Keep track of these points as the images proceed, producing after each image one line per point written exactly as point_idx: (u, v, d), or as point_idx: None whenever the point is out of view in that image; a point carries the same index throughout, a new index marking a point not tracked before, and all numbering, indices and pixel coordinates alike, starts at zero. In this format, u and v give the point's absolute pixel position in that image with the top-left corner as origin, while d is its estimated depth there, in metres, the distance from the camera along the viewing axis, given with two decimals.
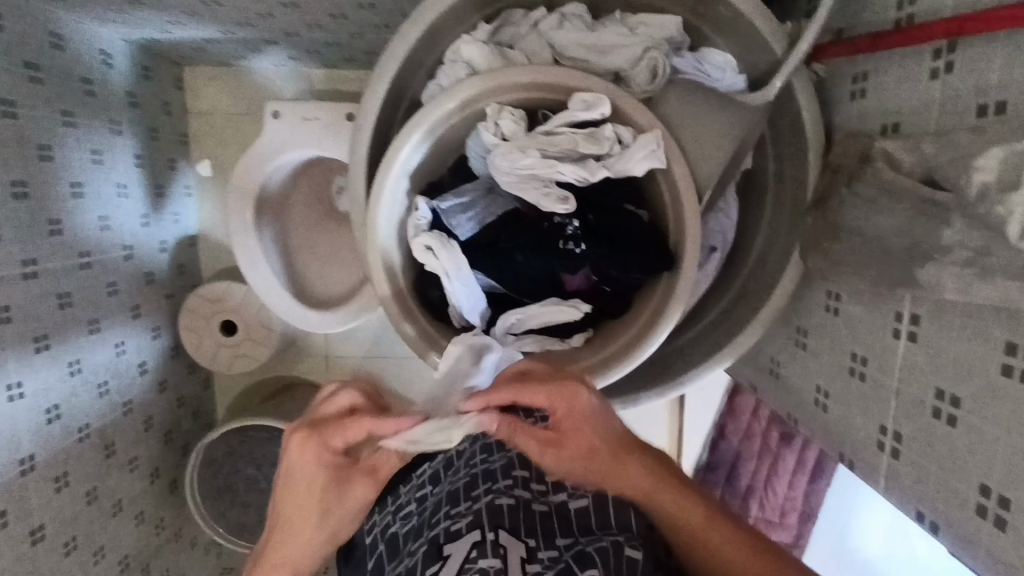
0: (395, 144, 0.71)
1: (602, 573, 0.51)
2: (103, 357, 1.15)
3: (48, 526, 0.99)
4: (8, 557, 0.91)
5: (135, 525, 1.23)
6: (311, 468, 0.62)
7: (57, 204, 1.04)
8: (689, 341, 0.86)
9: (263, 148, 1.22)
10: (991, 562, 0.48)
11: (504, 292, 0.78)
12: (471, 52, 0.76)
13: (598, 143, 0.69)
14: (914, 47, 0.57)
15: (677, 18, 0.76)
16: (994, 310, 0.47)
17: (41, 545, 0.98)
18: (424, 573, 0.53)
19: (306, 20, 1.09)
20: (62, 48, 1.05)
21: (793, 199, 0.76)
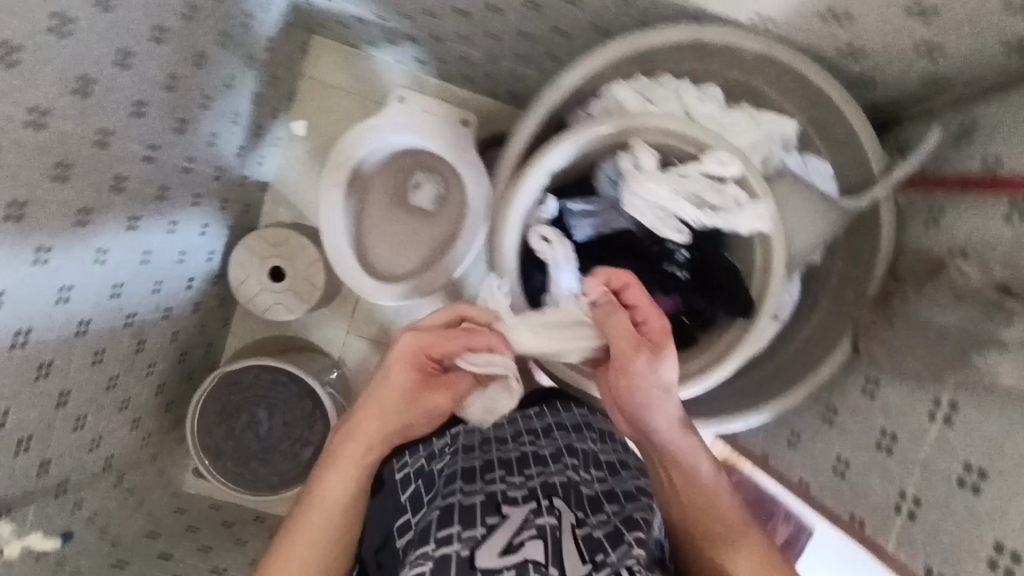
0: (551, 144, 0.82)
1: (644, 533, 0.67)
2: (167, 259, 1.18)
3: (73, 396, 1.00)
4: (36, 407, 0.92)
5: (129, 429, 1.22)
6: (408, 362, 0.76)
7: (190, 108, 1.12)
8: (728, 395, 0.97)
9: (376, 126, 1.33)
10: None
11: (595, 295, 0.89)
12: (624, 96, 0.90)
13: (720, 196, 0.81)
14: (994, 196, 0.72)
15: (795, 123, 0.91)
16: None
17: (62, 410, 0.98)
18: (487, 515, 0.64)
19: (459, 31, 1.21)
20: None
21: (852, 294, 0.90)
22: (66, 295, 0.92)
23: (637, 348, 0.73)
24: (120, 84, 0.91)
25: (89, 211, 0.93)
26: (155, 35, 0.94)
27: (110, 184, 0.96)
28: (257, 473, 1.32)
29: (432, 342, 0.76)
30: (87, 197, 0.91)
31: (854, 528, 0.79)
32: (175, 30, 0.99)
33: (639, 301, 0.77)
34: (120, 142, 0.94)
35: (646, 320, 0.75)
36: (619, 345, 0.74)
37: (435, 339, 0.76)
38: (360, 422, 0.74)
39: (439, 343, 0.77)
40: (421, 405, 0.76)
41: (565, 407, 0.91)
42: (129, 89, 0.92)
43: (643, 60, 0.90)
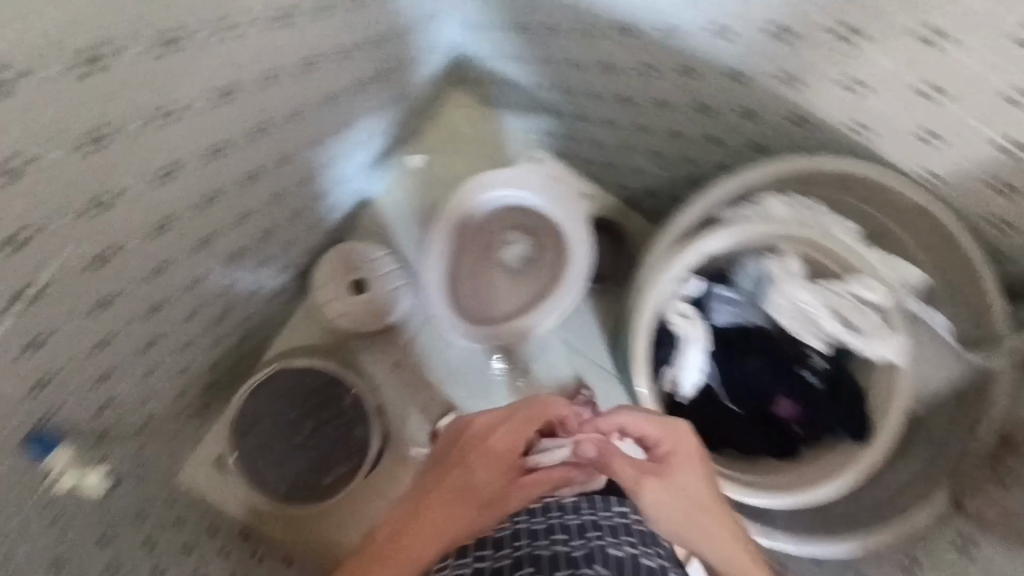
0: (707, 235, 0.88)
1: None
2: (247, 261, 1.13)
3: (64, 371, 0.84)
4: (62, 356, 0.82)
5: (174, 400, 1.19)
6: (486, 468, 0.87)
7: (343, 114, 1.17)
8: (829, 516, 0.96)
9: (508, 176, 1.41)
10: None
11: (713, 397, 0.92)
12: (779, 206, 0.96)
13: (865, 319, 0.84)
14: None
15: (925, 274, 0.96)
16: None
17: (42, 390, 0.82)
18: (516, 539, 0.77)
19: (608, 114, 1.28)
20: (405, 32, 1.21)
21: (957, 450, 0.91)
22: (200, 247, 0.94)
23: (645, 477, 0.83)
24: (326, 70, 0.96)
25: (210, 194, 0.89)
26: None
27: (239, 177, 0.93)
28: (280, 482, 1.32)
29: (499, 437, 0.91)
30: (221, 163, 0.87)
31: None
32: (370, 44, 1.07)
33: (659, 430, 0.87)
34: (303, 119, 0.99)
35: (663, 444, 0.86)
36: (651, 433, 0.87)
37: (512, 435, 0.91)
38: (426, 510, 0.83)
39: (496, 439, 0.91)
40: (504, 483, 0.86)
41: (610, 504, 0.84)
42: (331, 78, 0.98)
43: (804, 179, 0.96)
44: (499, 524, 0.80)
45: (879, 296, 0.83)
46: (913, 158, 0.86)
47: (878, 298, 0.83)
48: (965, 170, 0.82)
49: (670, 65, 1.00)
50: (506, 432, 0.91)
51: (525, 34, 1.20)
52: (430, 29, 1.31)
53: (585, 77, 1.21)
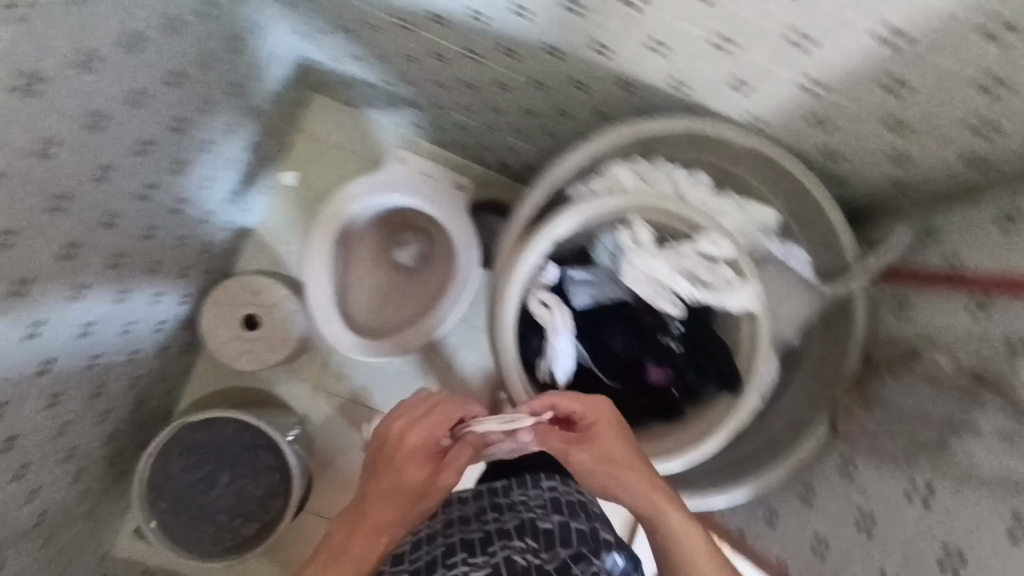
0: (555, 219, 0.85)
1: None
2: (113, 326, 1.07)
3: None
4: None
5: (71, 482, 1.13)
6: (411, 455, 0.78)
7: (189, 151, 1.12)
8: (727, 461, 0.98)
9: (380, 181, 1.34)
10: None
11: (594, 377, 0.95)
12: (624, 173, 0.95)
13: (714, 274, 0.84)
14: (959, 290, 0.79)
15: (777, 211, 0.97)
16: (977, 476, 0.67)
17: None
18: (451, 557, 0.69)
19: (463, 101, 1.26)
20: (237, 51, 1.14)
21: (830, 374, 0.94)
22: (35, 331, 0.87)
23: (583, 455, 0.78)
24: (133, 121, 0.91)
25: (32, 278, 0.83)
26: (132, 43, 0.84)
27: (62, 251, 0.87)
28: (210, 533, 1.27)
29: (415, 429, 0.80)
30: (33, 239, 0.81)
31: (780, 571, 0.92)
32: (187, 74, 1.00)
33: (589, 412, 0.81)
34: (121, 176, 0.94)
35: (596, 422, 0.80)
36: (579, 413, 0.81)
37: (439, 416, 0.81)
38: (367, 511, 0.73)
39: (421, 428, 0.80)
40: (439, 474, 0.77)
41: (535, 481, 0.86)
42: (139, 126, 0.93)
43: (644, 143, 0.97)
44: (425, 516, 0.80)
45: (726, 251, 0.83)
46: (731, 106, 0.87)
47: (725, 253, 0.83)
48: (786, 112, 0.83)
49: (493, 49, 0.98)
50: (433, 423, 0.81)
51: (356, 36, 1.16)
52: (269, 39, 1.25)
53: (426, 68, 1.17)
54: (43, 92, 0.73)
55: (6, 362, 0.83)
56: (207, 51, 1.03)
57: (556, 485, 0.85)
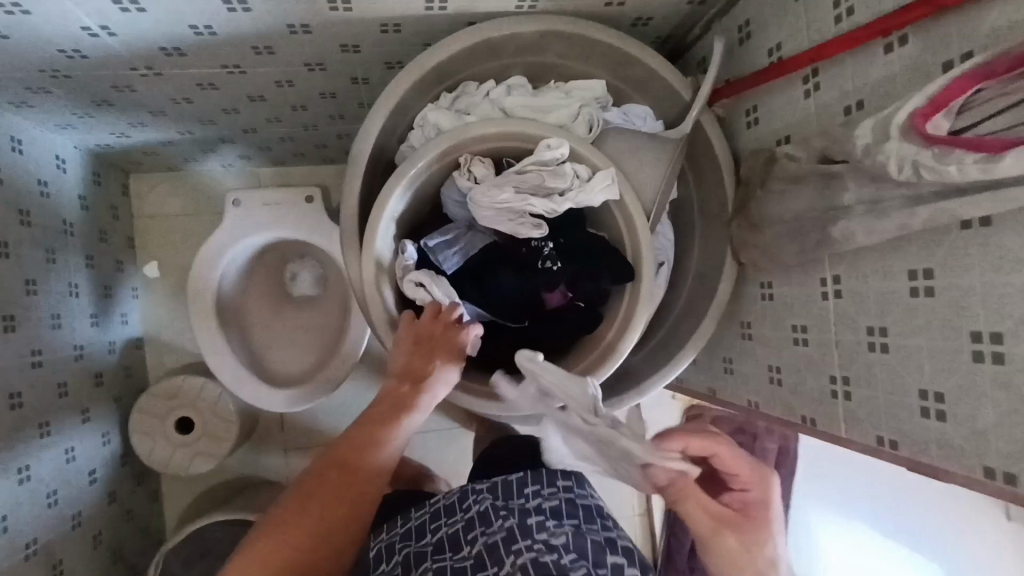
0: (384, 195, 0.79)
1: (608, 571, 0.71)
2: (31, 507, 1.00)
3: None
4: None
5: None
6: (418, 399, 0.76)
7: (14, 301, 1.02)
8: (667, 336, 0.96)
9: (227, 234, 1.25)
10: (914, 435, 0.62)
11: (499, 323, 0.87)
12: (437, 116, 0.88)
13: (561, 177, 0.80)
14: (788, 77, 0.76)
15: (602, 80, 0.93)
16: (866, 249, 0.65)
17: None
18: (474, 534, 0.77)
19: (266, 115, 1.16)
20: (2, 178, 1.02)
21: (717, 212, 0.91)
22: None
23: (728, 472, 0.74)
24: None
25: None
26: None
27: None
28: None
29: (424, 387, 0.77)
30: None
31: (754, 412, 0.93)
32: None
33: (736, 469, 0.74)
34: None
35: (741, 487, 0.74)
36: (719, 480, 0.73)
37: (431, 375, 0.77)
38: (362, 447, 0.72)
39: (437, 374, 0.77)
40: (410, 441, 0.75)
41: (551, 478, 0.92)
42: None
43: (441, 76, 0.90)
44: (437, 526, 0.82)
45: (564, 151, 0.80)
46: None
47: (563, 152, 0.80)
48: None
49: (247, 54, 0.89)
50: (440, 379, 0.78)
51: (117, 104, 1.05)
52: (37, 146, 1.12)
53: (205, 102, 1.07)
54: None
55: None
56: None
57: (570, 485, 0.91)
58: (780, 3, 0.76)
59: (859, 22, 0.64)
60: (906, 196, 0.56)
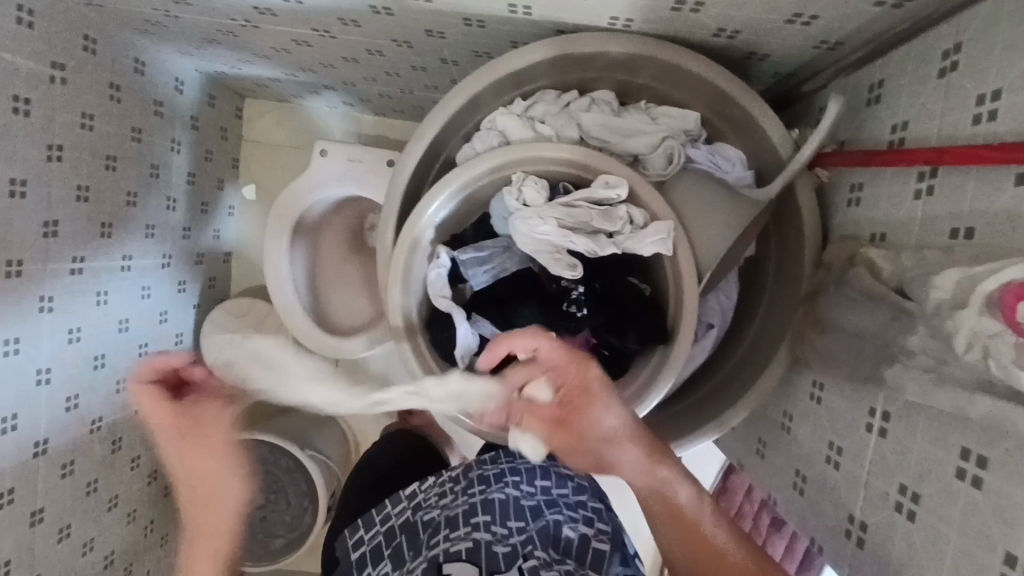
0: (426, 197, 0.78)
1: (601, 548, 0.81)
2: (102, 392, 1.14)
3: None
4: None
5: (128, 522, 1.25)
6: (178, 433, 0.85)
7: (112, 209, 1.13)
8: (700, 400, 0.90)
9: (308, 181, 1.30)
10: None
11: None
12: (506, 123, 0.85)
13: (611, 221, 0.74)
14: (901, 167, 0.64)
15: (696, 113, 0.84)
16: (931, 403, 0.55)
17: None
18: (467, 518, 0.81)
19: (362, 74, 1.17)
20: (119, 97, 1.11)
21: (789, 288, 0.81)
22: (13, 424, 0.93)
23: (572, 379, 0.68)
24: (22, 210, 0.92)
25: None
26: None
27: (3, 350, 0.91)
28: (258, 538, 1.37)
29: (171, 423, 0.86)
30: None
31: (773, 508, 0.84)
32: (68, 143, 1.00)
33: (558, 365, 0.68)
34: (39, 263, 0.97)
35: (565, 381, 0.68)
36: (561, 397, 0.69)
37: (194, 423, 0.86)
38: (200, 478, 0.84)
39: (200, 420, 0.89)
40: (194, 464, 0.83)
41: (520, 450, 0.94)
42: (32, 211, 0.94)
43: (518, 80, 0.84)
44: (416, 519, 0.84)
45: (621, 192, 0.74)
46: (586, 14, 0.73)
47: (620, 194, 0.74)
48: (646, 5, 0.68)
49: (335, 25, 0.88)
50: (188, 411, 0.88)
51: (224, 43, 1.09)
52: (158, 67, 1.21)
53: (303, 54, 1.09)
54: None
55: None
56: (82, 111, 1.02)
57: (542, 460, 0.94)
58: (920, 75, 0.63)
59: (999, 133, 0.52)
60: (975, 373, 0.46)
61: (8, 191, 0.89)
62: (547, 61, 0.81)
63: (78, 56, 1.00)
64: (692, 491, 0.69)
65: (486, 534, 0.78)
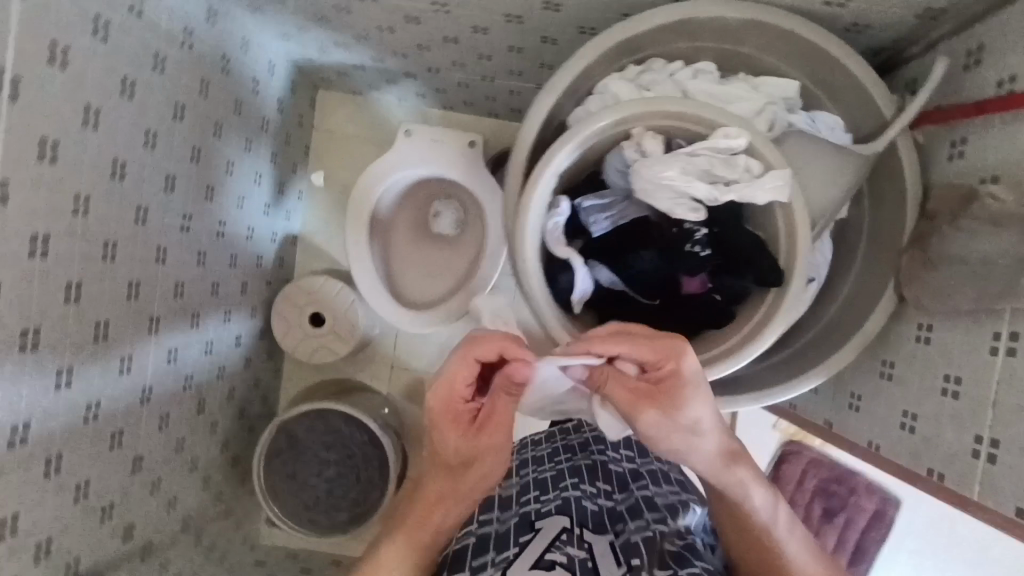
0: (554, 147, 0.83)
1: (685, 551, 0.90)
2: (193, 351, 1.18)
3: (58, 536, 0.88)
4: (49, 507, 0.85)
5: (203, 488, 1.31)
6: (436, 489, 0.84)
7: (213, 175, 1.18)
8: (796, 352, 0.94)
9: (390, 159, 1.35)
10: None
11: (625, 293, 0.89)
12: (619, 86, 0.91)
13: (732, 168, 0.80)
14: (1016, 113, 0.70)
15: (796, 80, 0.90)
16: None
17: (45, 559, 0.86)
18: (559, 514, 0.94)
19: (453, 58, 1.23)
20: (228, 70, 1.17)
21: (890, 241, 0.87)
22: (127, 365, 0.98)
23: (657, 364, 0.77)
24: (149, 161, 0.97)
25: (108, 321, 0.92)
26: (125, 90, 0.89)
27: (127, 292, 0.96)
28: (323, 512, 1.37)
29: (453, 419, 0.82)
30: (96, 285, 0.89)
31: (873, 454, 0.89)
32: (187, 106, 1.05)
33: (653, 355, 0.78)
34: (158, 216, 1.01)
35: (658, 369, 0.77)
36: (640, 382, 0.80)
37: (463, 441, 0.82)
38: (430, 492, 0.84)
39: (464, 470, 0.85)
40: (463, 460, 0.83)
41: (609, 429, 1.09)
42: (157, 165, 0.99)
43: (632, 47, 0.91)
44: (519, 480, 1.12)
45: (742, 142, 0.79)
46: None
47: (741, 143, 0.79)
48: None
49: None
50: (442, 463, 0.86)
51: (331, 22, 1.16)
52: (258, 47, 1.27)
53: (404, 36, 1.16)
54: (61, 156, 0.79)
55: (110, 396, 0.95)
56: (200, 77, 1.08)
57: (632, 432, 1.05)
58: None
59: None
60: None
61: (141, 142, 0.94)
62: (663, 27, 0.87)
63: (202, 25, 1.06)
64: (765, 496, 0.82)
65: (577, 508, 0.98)
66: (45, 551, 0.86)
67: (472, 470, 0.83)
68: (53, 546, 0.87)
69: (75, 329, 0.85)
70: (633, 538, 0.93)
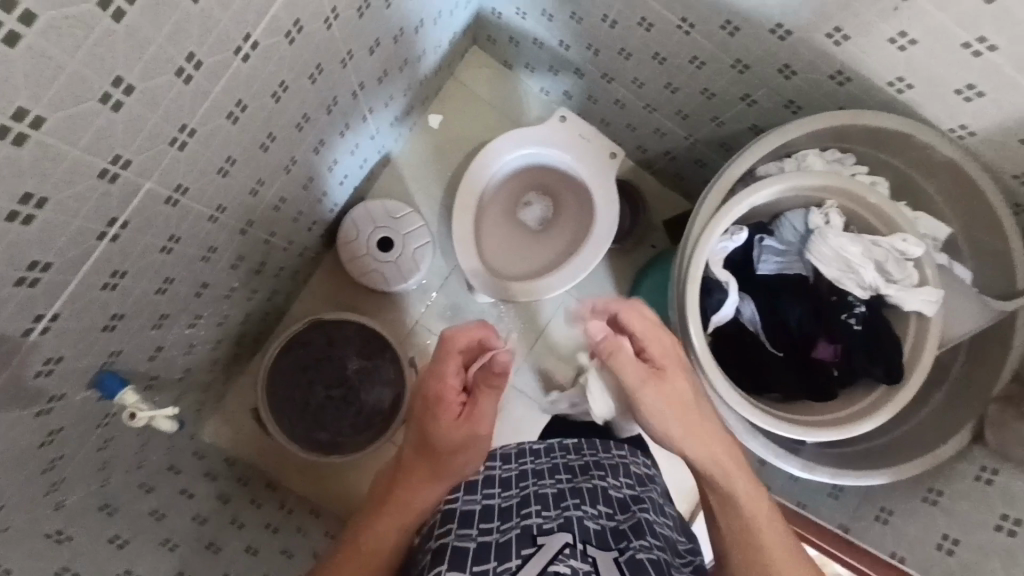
0: (761, 184, 0.90)
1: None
2: (288, 213, 1.12)
3: (126, 318, 0.80)
4: (140, 286, 0.78)
5: (211, 349, 1.19)
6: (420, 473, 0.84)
7: (391, 64, 1.16)
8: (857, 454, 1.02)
9: (534, 133, 1.40)
10: None
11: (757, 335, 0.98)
12: (814, 163, 1.00)
13: (900, 268, 0.89)
14: None
15: (949, 229, 1.03)
16: None
17: (106, 334, 0.78)
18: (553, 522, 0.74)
19: (641, 77, 1.29)
20: None
21: (977, 391, 0.98)
22: (256, 190, 0.92)
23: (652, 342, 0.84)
24: (378, 18, 0.95)
25: (275, 138, 0.87)
26: None
27: (298, 122, 0.91)
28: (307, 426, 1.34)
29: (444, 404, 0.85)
30: (291, 99, 0.85)
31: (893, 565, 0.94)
32: None
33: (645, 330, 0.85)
34: (351, 71, 0.99)
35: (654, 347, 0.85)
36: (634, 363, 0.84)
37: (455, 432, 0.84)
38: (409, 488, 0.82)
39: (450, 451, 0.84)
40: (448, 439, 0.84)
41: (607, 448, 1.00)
42: (379, 26, 0.97)
43: (840, 136, 1.00)
44: (511, 489, 0.85)
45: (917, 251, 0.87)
46: (947, 115, 0.90)
47: (916, 252, 0.87)
48: (1005, 129, 0.87)
49: (713, 25, 1.01)
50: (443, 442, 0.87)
51: None
52: None
53: (620, 35, 1.21)
54: None
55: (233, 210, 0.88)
56: None
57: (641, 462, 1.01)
58: None
59: None
60: None
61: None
62: (877, 132, 0.97)
63: None
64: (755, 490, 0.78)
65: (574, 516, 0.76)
66: (112, 326, 0.78)
67: (457, 457, 0.84)
68: (118, 325, 0.79)
69: (259, 129, 0.81)
70: (640, 558, 0.71)
